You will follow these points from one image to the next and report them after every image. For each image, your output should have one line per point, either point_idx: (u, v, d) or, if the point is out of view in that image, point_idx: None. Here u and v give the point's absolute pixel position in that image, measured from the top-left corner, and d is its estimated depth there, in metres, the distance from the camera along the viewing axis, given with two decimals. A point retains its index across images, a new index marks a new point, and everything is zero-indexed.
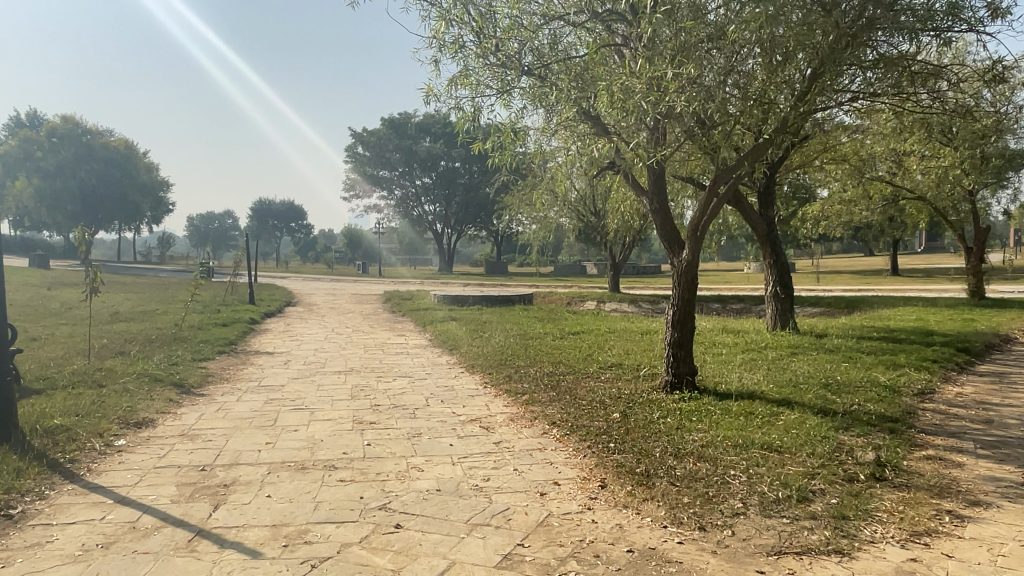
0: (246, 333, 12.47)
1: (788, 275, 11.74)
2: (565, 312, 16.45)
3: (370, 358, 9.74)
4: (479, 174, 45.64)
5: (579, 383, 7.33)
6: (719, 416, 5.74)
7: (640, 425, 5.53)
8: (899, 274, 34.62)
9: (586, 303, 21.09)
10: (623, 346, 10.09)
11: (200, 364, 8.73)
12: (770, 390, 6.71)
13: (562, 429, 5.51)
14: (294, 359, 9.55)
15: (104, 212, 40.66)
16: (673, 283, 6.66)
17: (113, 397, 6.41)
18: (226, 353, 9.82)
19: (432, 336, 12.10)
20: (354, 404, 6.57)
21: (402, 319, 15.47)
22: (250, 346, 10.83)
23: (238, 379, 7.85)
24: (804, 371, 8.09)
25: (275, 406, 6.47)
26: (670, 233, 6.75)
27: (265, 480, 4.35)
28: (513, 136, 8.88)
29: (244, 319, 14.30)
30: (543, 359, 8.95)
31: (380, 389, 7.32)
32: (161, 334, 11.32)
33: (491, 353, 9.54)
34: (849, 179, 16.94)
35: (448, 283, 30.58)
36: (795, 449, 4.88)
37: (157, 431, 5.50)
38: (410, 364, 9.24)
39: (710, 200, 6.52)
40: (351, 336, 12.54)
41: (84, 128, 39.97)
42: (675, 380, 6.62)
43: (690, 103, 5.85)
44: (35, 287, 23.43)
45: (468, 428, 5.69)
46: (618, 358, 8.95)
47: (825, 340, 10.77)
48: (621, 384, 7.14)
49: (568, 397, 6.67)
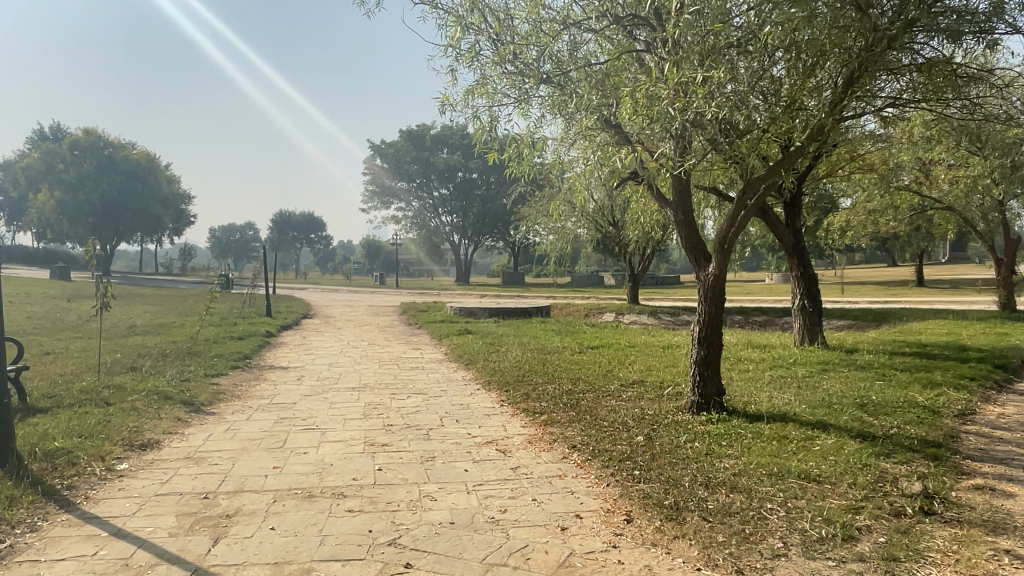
0: (260, 346, 12.32)
1: (816, 288, 11.37)
2: (584, 325, 16.15)
3: (384, 373, 9.52)
4: (496, 185, 45.53)
5: (600, 402, 7.04)
6: (750, 442, 5.42)
7: (666, 450, 5.23)
8: (925, 285, 33.88)
9: (605, 316, 20.77)
10: (646, 361, 9.77)
11: (212, 379, 8.56)
12: (802, 412, 6.37)
13: (583, 454, 5.22)
14: (307, 374, 9.35)
15: (125, 225, 41.04)
16: (698, 299, 6.36)
17: (119, 416, 6.24)
18: (238, 368, 9.66)
19: (449, 349, 11.86)
20: (366, 424, 6.32)
21: (419, 332, 15.26)
22: (264, 360, 10.66)
23: (249, 396, 7.65)
24: (837, 390, 7.72)
25: (285, 426, 6.25)
26: (696, 247, 6.45)
27: (270, 510, 4.11)
28: (530, 145, 8.65)
29: (259, 332, 14.17)
30: (562, 376, 8.66)
31: (393, 408, 7.07)
32: (175, 348, 11.20)
33: (508, 368, 9.27)
34: (876, 188, 16.50)
35: (466, 295, 30.38)
36: (834, 480, 4.55)
37: (161, 454, 5.30)
38: (426, 379, 9.00)
39: (738, 212, 6.21)
40: (367, 350, 12.34)
41: (106, 141, 40.48)
42: (702, 400, 6.30)
43: (719, 110, 5.56)
44: (55, 298, 23.57)
45: (484, 452, 5.42)
46: (640, 375, 8.64)
47: (855, 355, 10.38)
48: (644, 403, 6.84)
49: (588, 417, 6.38)
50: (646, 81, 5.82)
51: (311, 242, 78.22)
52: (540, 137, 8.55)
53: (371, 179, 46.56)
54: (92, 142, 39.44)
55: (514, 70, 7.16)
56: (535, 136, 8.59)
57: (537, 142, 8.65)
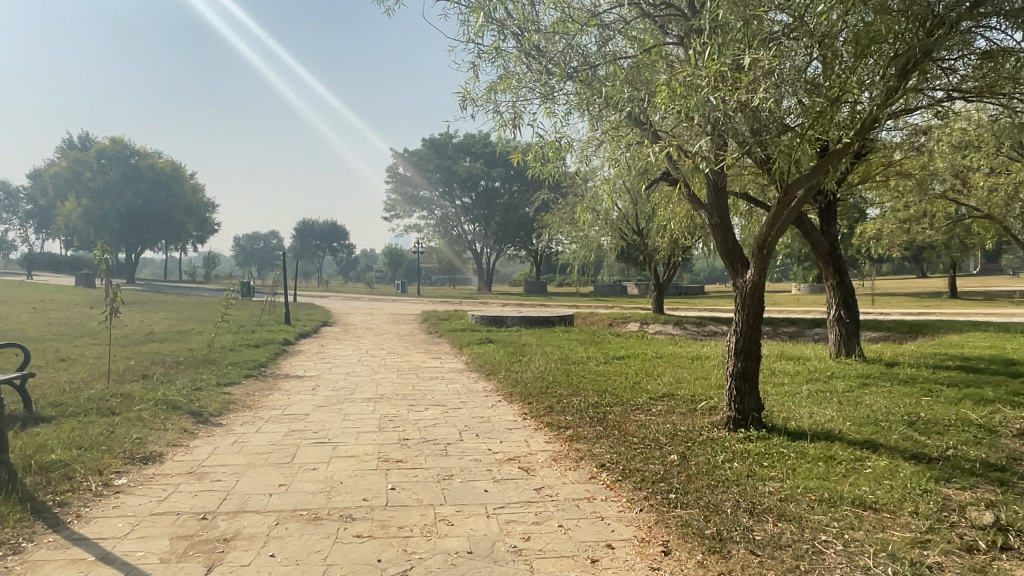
0: (277, 354, 12.06)
1: (853, 297, 10.86)
2: (608, 334, 15.70)
3: (402, 384, 9.17)
4: (519, 194, 45.27)
5: (630, 417, 6.63)
6: (794, 463, 4.98)
7: (704, 471, 4.81)
8: (958, 297, 32.95)
9: (629, 326, 20.30)
10: (675, 373, 9.33)
11: (224, 388, 8.29)
12: (848, 431, 5.90)
13: (613, 475, 4.82)
14: (323, 384, 9.05)
15: (150, 233, 41.35)
16: (735, 306, 5.95)
17: (123, 427, 5.95)
18: (253, 377, 9.38)
19: (469, 359, 11.50)
20: (380, 438, 5.97)
21: (439, 341, 14.93)
22: (280, 369, 10.38)
23: (261, 406, 7.35)
24: (882, 406, 7.23)
25: (295, 439, 5.92)
26: (732, 251, 6.04)
27: (271, 534, 3.76)
28: (555, 149, 8.30)
29: (277, 340, 13.94)
30: (587, 388, 8.25)
31: (410, 420, 6.71)
32: (190, 356, 10.98)
33: (530, 379, 8.89)
34: (913, 195, 15.90)
35: (487, 304, 30.06)
36: (893, 509, 4.10)
37: (163, 469, 4.98)
38: (445, 391, 8.64)
39: (778, 214, 5.79)
40: (385, 359, 12.03)
41: (133, 150, 40.92)
42: (740, 416, 5.87)
43: (761, 102, 5.15)
44: (78, 305, 23.64)
45: (505, 471, 5.03)
46: (670, 387, 8.20)
47: (895, 369, 9.85)
48: (676, 419, 6.41)
49: (617, 433, 5.98)
50: (685, 68, 5.41)
51: (334, 251, 78.54)
52: (565, 142, 8.19)
53: (393, 187, 46.55)
54: (120, 150, 40.01)
55: (538, 67, 6.83)
56: (559, 141, 8.23)
57: (561, 146, 8.29)
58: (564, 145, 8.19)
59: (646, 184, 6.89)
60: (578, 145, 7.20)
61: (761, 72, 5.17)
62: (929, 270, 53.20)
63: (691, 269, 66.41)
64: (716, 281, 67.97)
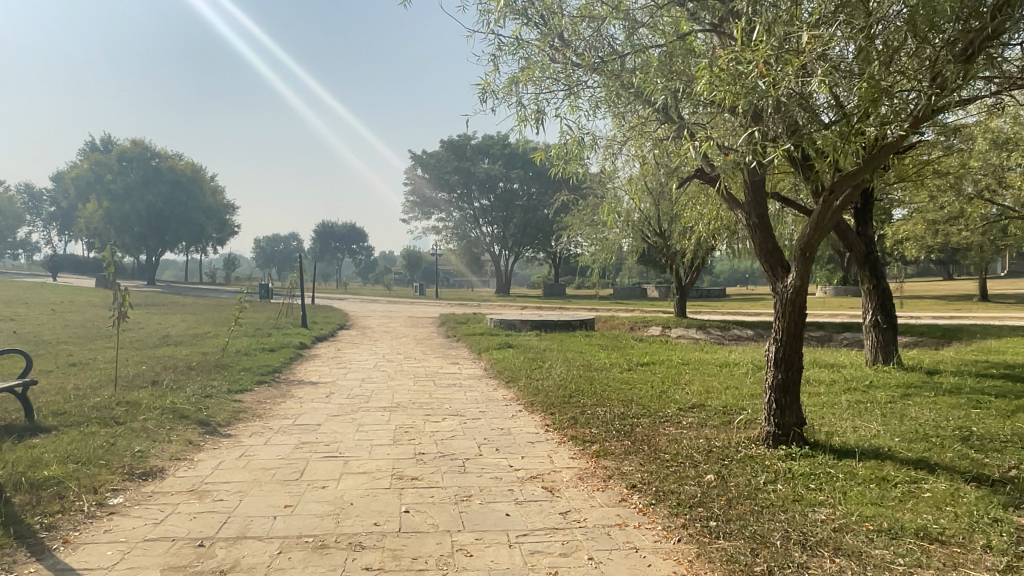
0: (291, 359, 11.78)
1: (890, 302, 10.36)
2: (630, 339, 15.25)
3: (418, 391, 8.82)
4: (537, 195, 44.90)
5: (659, 431, 6.23)
6: (844, 486, 4.56)
7: (745, 494, 4.40)
8: (990, 300, 32.02)
9: (651, 330, 19.84)
10: (704, 382, 8.90)
11: (235, 395, 7.99)
12: (897, 448, 5.47)
13: (645, 497, 4.42)
14: (336, 391, 8.73)
15: (170, 235, 41.57)
16: (774, 313, 5.53)
17: (126, 439, 5.66)
18: (266, 383, 9.09)
19: (488, 365, 11.14)
20: (395, 453, 5.62)
21: (457, 345, 14.58)
22: (293, 375, 10.09)
23: (271, 415, 7.04)
24: (929, 419, 6.75)
25: (305, 452, 5.59)
26: (771, 254, 5.62)
27: (273, 565, 3.41)
28: (580, 147, 7.92)
29: (293, 344, 13.69)
30: (612, 397, 7.85)
31: (426, 432, 6.36)
32: (203, 360, 10.73)
33: (552, 387, 8.51)
34: (948, 195, 15.31)
35: (506, 307, 29.73)
36: (962, 541, 3.67)
37: (163, 487, 4.67)
38: (463, 399, 8.28)
39: (822, 214, 5.35)
40: (402, 364, 11.69)
41: (153, 152, 41.15)
42: (780, 432, 5.45)
43: (810, 90, 4.74)
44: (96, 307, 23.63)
45: (528, 491, 4.66)
46: (699, 397, 7.77)
47: (937, 377, 9.35)
48: (710, 433, 6.00)
49: (646, 449, 5.59)
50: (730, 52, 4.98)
51: (352, 253, 78.66)
52: (590, 140, 7.81)
53: (412, 189, 46.40)
54: (140, 153, 40.23)
55: (564, 58, 6.47)
56: (584, 138, 7.87)
57: (587, 144, 7.92)
58: (590, 144, 7.84)
59: (678, 184, 6.49)
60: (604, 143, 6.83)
61: (812, 55, 4.76)
62: (958, 273, 51.97)
63: (712, 272, 65.56)
64: (737, 283, 67.03)
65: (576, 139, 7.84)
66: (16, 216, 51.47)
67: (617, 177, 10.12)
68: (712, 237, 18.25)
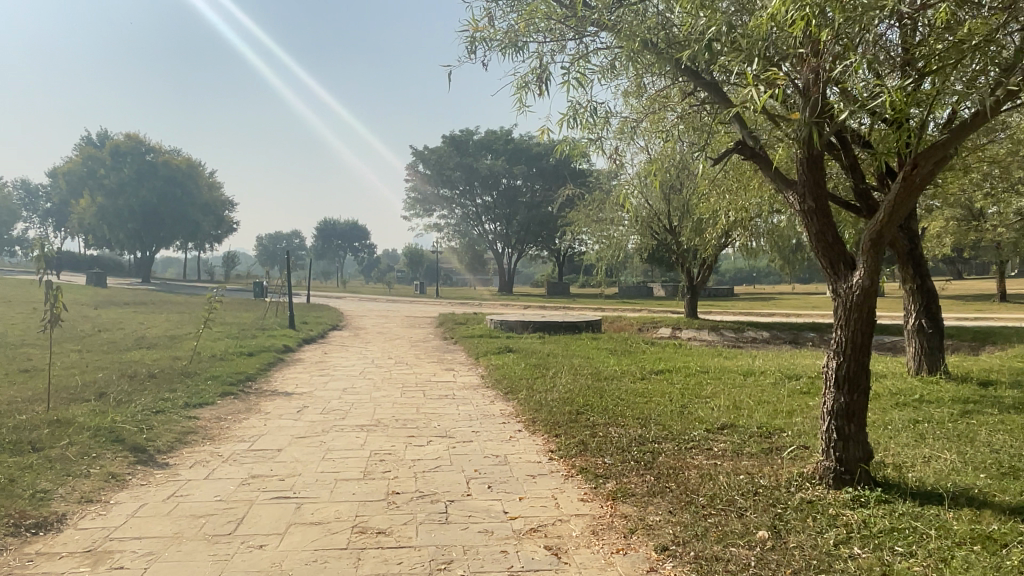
0: (270, 365, 10.67)
1: (936, 303, 9.24)
2: (641, 342, 14.16)
3: (404, 405, 7.72)
4: (542, 191, 43.71)
5: (687, 461, 5.13)
6: (944, 551, 3.43)
7: (815, 564, 3.31)
8: (1013, 300, 30.71)
9: (660, 330, 18.83)
10: (731, 395, 7.80)
11: (189, 412, 6.89)
12: (991, 490, 4.36)
13: (682, 569, 3.34)
14: (310, 405, 7.62)
15: (165, 232, 40.47)
16: (835, 320, 4.46)
17: (31, 472, 4.60)
18: (231, 395, 7.97)
19: (486, 372, 10.07)
20: (363, 492, 4.52)
21: (454, 349, 13.47)
22: (266, 384, 8.98)
23: (223, 439, 5.93)
24: (1007, 445, 5.65)
25: (252, 491, 4.51)
26: (831, 246, 4.49)
27: None
28: (592, 128, 6.72)
29: (275, 347, 12.62)
30: (627, 415, 6.73)
31: (406, 461, 5.27)
32: (169, 367, 9.65)
33: (557, 401, 7.45)
34: (985, 190, 14.12)
35: (509, 306, 28.78)
36: None
37: (52, 547, 3.60)
38: (455, 416, 7.17)
39: (900, 196, 4.25)
40: (390, 371, 10.61)
41: (147, 145, 40.11)
42: (844, 469, 4.38)
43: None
44: (81, 305, 22.62)
45: (527, 552, 3.58)
46: (728, 416, 6.67)
47: (993, 390, 8.25)
48: (751, 467, 4.91)
49: (675, 487, 4.51)
50: None
51: (354, 251, 77.61)
52: (605, 118, 6.65)
53: (413, 185, 45.35)
54: (133, 146, 39.13)
55: (573, 8, 5.51)
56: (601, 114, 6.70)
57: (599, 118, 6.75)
58: (606, 116, 6.65)
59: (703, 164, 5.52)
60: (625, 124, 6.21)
61: None
62: (971, 273, 50.80)
63: (719, 271, 64.32)
64: (743, 282, 65.75)
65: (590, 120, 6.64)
66: (12, 212, 50.68)
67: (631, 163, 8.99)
68: (728, 233, 17.10)
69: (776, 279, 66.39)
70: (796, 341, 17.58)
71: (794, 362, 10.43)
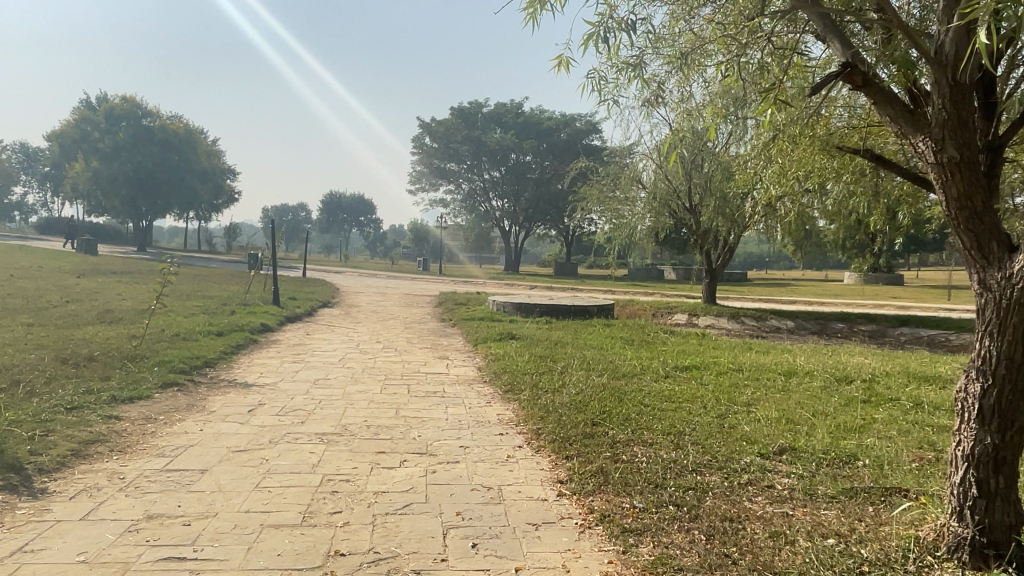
0: (239, 349, 9.33)
1: None
2: (660, 330, 12.80)
3: (380, 405, 6.36)
4: (552, 167, 42.02)
5: (748, 510, 3.79)
6: None
7: None
8: None
9: (676, 317, 17.54)
10: (777, 403, 6.44)
11: (109, 410, 5.54)
12: None
13: None
14: (267, 402, 6.26)
15: (162, 199, 39.13)
16: (982, 323, 3.06)
17: None
18: (176, 387, 6.61)
19: (484, 363, 8.71)
20: (295, 551, 3.17)
21: (451, 333, 12.10)
22: (225, 373, 7.62)
23: (136, 452, 4.59)
24: None
25: (136, 547, 3.16)
26: (981, 218, 3.07)
27: None
28: (622, 69, 5.04)
29: (251, 326, 11.26)
30: (655, 429, 5.38)
31: (366, 496, 3.91)
32: (118, 348, 8.31)
33: (566, 405, 6.11)
34: None
35: (513, 287, 27.40)
36: None
37: None
38: (440, 421, 5.80)
39: None
40: (375, 358, 9.26)
41: (144, 110, 38.79)
42: (988, 544, 3.00)
43: None
44: (60, 273, 21.40)
45: None
46: (783, 434, 5.29)
47: None
48: (842, 526, 3.53)
49: (741, 559, 3.14)
50: None
51: (359, 224, 76.16)
52: (643, 48, 4.96)
53: (419, 159, 43.75)
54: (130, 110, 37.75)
55: None
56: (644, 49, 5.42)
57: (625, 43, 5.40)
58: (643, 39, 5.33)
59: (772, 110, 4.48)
60: (681, 57, 4.95)
61: None
62: None
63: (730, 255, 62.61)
64: (754, 266, 63.94)
65: (613, 51, 4.80)
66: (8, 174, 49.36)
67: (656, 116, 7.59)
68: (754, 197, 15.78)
69: (787, 265, 64.85)
70: (824, 333, 16.16)
71: (840, 362, 9.04)
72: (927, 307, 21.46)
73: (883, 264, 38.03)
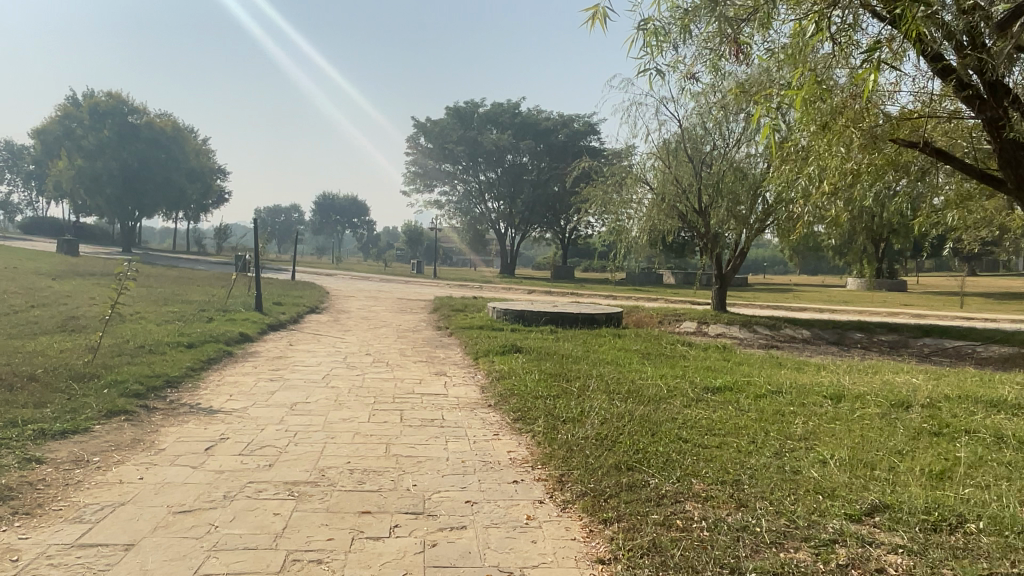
0: (210, 364, 8.23)
1: None
2: (677, 342, 11.77)
3: (367, 440, 5.30)
4: (548, 169, 41.06)
5: None
6: None
7: None
8: None
9: (684, 325, 16.55)
10: (839, 439, 5.40)
11: (31, 451, 4.46)
12: None
13: None
14: (232, 437, 5.19)
15: (148, 198, 37.94)
16: None
17: None
18: (123, 417, 5.53)
19: (485, 384, 7.64)
20: None
21: (448, 344, 11.02)
22: (188, 396, 6.55)
23: (50, 514, 3.54)
24: None
25: None
26: None
27: None
28: None
29: (228, 335, 10.17)
30: (707, 477, 4.36)
31: None
32: (67, 364, 7.21)
33: (591, 442, 5.07)
34: None
35: (512, 292, 26.28)
36: None
37: None
38: (440, 463, 4.76)
39: None
40: (364, 375, 8.18)
41: (130, 106, 37.60)
42: None
43: None
44: (34, 274, 20.19)
45: None
46: (867, 485, 4.28)
47: None
48: None
49: None
50: None
51: (352, 226, 75.02)
52: None
53: (413, 159, 42.78)
54: (115, 107, 36.61)
55: None
56: None
57: None
58: None
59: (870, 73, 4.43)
60: None
61: None
62: (985, 270, 50.06)
63: None
64: (752, 270, 63.11)
65: None
66: None
67: (694, 77, 7.30)
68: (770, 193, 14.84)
69: (782, 270, 64.31)
70: (842, 343, 15.18)
71: (884, 381, 8.05)
72: (943, 316, 20.50)
73: (885, 270, 37.19)
